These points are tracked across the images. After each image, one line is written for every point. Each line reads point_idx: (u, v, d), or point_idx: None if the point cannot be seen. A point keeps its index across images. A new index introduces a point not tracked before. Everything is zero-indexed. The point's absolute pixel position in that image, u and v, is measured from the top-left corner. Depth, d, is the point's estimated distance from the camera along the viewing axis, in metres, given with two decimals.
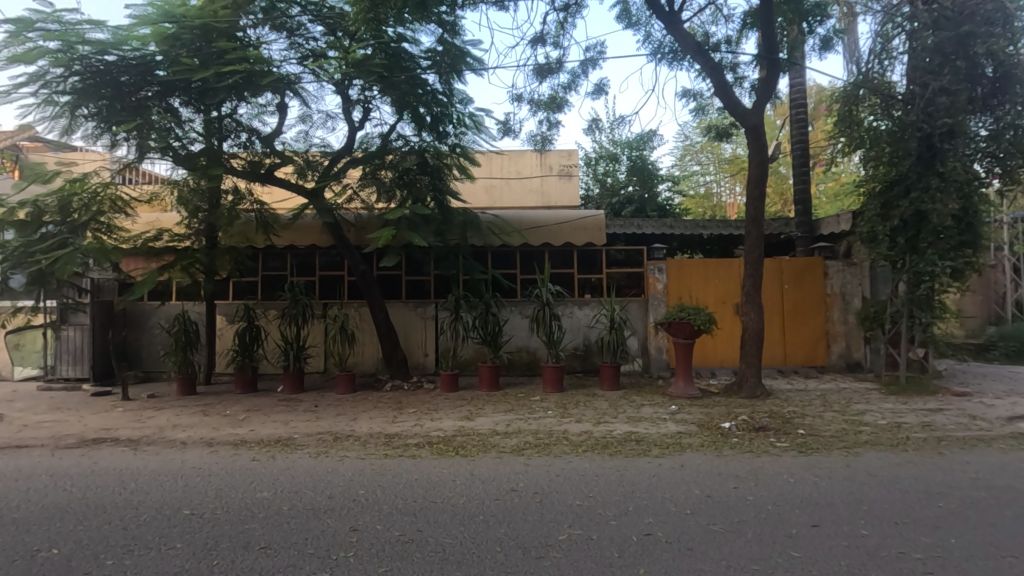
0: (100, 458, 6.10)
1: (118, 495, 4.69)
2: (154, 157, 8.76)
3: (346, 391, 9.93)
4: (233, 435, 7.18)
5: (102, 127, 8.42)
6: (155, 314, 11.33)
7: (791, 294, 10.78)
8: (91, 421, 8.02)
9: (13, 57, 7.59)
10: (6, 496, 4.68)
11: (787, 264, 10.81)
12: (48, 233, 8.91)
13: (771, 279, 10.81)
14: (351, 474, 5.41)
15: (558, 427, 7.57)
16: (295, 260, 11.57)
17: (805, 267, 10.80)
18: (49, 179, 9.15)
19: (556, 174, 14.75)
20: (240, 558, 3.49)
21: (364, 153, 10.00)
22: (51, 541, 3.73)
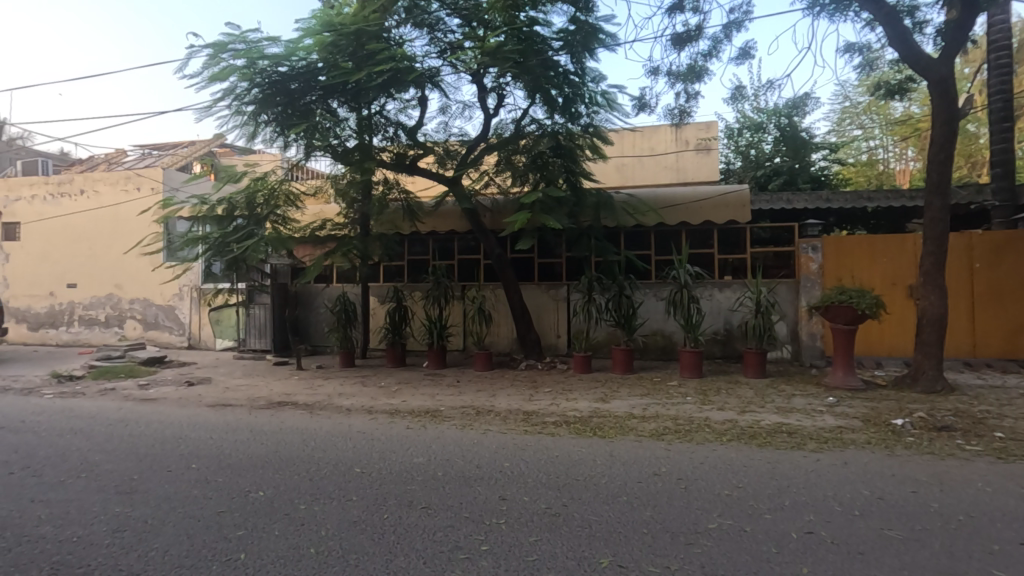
0: (285, 418, 7.11)
1: (303, 451, 5.45)
2: (319, 155, 9.90)
3: (484, 368, 10.43)
4: (389, 405, 7.92)
5: (278, 131, 9.57)
6: (320, 295, 12.83)
7: (985, 274, 9.17)
8: (275, 387, 9.35)
9: (212, 76, 8.87)
10: (221, 445, 5.66)
11: (979, 239, 9.21)
12: (239, 225, 10.40)
13: (957, 257, 9.30)
14: (495, 447, 5.71)
15: (699, 414, 7.27)
16: (436, 245, 12.34)
17: (1004, 242, 9.11)
18: (238, 179, 10.65)
19: (692, 149, 13.96)
20: (405, 515, 3.85)
21: (498, 139, 10.27)
22: (257, 485, 4.43)
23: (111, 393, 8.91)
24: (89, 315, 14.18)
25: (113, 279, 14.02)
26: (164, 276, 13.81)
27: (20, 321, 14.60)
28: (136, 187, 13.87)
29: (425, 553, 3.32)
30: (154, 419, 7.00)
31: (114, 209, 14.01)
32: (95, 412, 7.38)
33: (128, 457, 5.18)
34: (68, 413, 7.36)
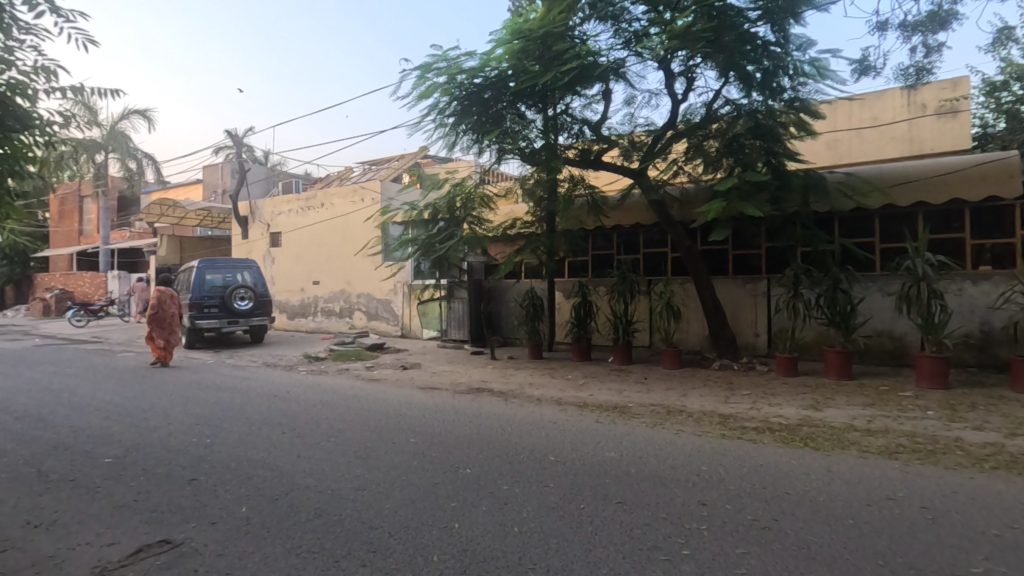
0: (483, 403, 7.70)
1: (502, 435, 5.83)
2: (509, 158, 10.51)
3: (672, 366, 10.02)
4: (577, 397, 8.07)
5: (474, 139, 10.31)
6: (511, 290, 13.62)
7: None
8: (473, 375, 10.18)
9: (419, 95, 9.87)
10: (433, 424, 6.34)
11: None
12: (441, 227, 11.52)
13: None
14: (690, 448, 5.44)
15: (946, 433, 6.02)
16: (621, 240, 12.20)
17: None
18: (441, 185, 11.76)
19: (932, 113, 11.59)
20: (600, 508, 3.88)
21: (687, 126, 9.76)
22: (465, 462, 4.87)
23: (346, 373, 10.62)
24: (329, 306, 17.05)
25: (345, 277, 16.65)
26: (382, 273, 15.96)
27: (282, 311, 18.19)
28: (361, 198, 16.24)
29: (623, 548, 3.30)
30: (379, 397, 8.15)
31: (346, 218, 16.61)
32: (336, 388, 8.85)
33: (362, 427, 6.10)
34: (317, 387, 8.96)
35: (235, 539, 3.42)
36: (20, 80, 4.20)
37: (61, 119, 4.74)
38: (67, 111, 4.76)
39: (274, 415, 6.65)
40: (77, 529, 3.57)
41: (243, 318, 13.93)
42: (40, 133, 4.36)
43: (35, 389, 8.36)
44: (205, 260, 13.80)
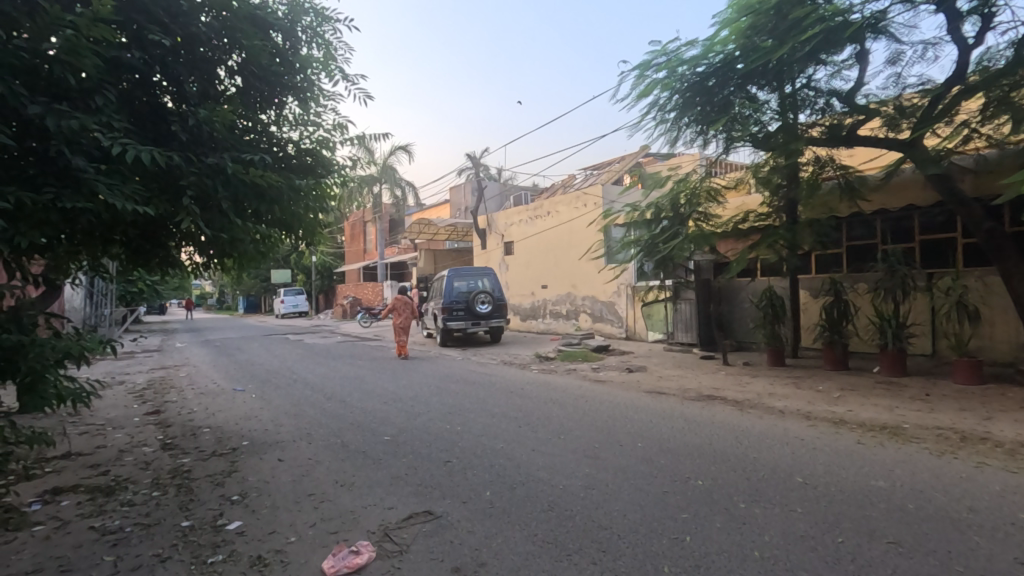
0: (715, 412, 7.22)
1: (737, 449, 5.37)
2: (739, 146, 9.75)
3: (968, 381, 7.96)
4: (831, 412, 6.99)
5: (698, 131, 9.79)
6: (745, 289, 12.49)
7: None
8: (703, 381, 9.59)
9: (638, 95, 9.68)
10: (660, 430, 6.18)
11: None
12: (664, 227, 11.15)
13: None
14: (999, 488, 4.24)
15: None
16: (887, 226, 10.21)
17: None
18: (663, 183, 11.32)
19: None
20: (866, 546, 3.29)
21: (985, 76, 7.64)
22: (696, 473, 4.62)
23: (573, 373, 11.03)
24: (556, 309, 17.96)
25: (571, 280, 17.35)
26: (606, 276, 16.20)
27: (516, 313, 19.81)
28: (584, 204, 16.76)
29: None
30: (605, 398, 8.27)
31: (570, 224, 17.33)
32: (565, 387, 9.28)
33: (590, 427, 6.28)
34: (548, 386, 9.51)
35: (481, 519, 3.83)
36: (325, 136, 5.43)
37: (351, 163, 5.97)
38: (355, 156, 5.98)
39: (512, 410, 7.29)
40: (367, 492, 4.44)
41: (483, 320, 15.56)
42: (337, 175, 5.58)
43: (339, 376, 10.67)
44: (453, 269, 15.85)
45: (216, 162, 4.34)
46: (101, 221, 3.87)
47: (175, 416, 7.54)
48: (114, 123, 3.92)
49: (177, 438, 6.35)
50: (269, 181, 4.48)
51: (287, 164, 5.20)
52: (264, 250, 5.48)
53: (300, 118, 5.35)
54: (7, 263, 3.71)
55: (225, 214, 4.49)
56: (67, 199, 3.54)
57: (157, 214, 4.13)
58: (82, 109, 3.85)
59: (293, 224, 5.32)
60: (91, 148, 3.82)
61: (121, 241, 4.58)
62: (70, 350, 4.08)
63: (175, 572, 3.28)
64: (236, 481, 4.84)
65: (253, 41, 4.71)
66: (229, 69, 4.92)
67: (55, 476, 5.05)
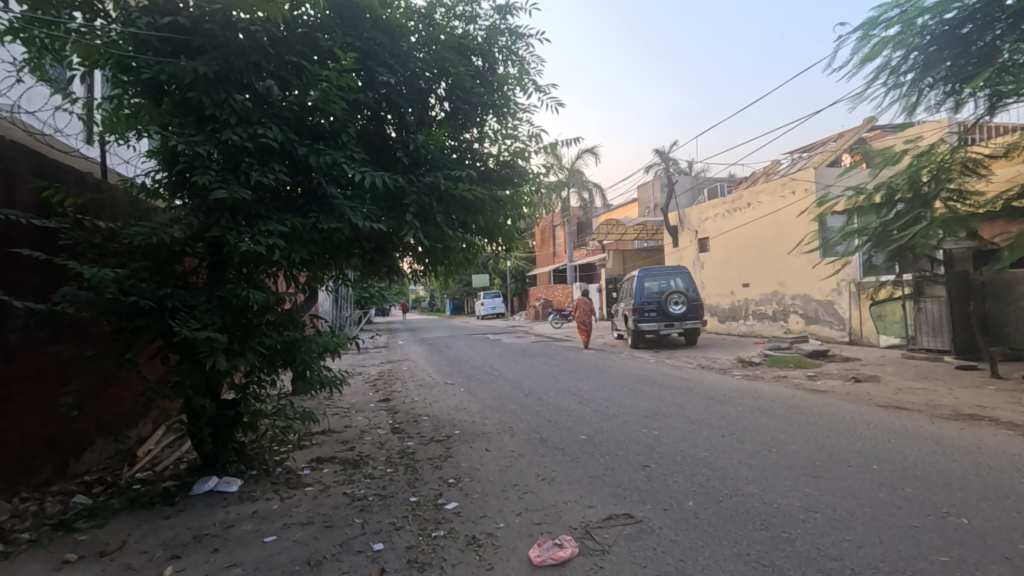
0: (981, 435, 5.83)
1: (1021, 484, 4.24)
2: (1011, 102, 7.79)
3: None
4: None
5: (948, 90, 8.04)
6: (1022, 283, 9.89)
7: None
8: (962, 396, 7.82)
9: (863, 59, 8.30)
10: (902, 451, 5.21)
11: None
12: (900, 210, 9.35)
13: None
14: None
15: None
16: None
17: None
18: (897, 158, 9.52)
19: None
20: None
21: None
22: (958, 509, 3.76)
23: (783, 380, 9.93)
24: (761, 309, 16.36)
25: (778, 277, 15.65)
26: (822, 271, 14.26)
27: (713, 314, 18.57)
28: (792, 191, 14.99)
29: None
30: (826, 410, 7.27)
31: (775, 215, 15.65)
32: (774, 396, 8.38)
33: (808, 441, 5.57)
34: (754, 393, 8.70)
35: (685, 529, 3.66)
36: (521, 146, 5.76)
37: (545, 170, 6.24)
38: (547, 163, 6.23)
39: (712, 417, 6.84)
40: (568, 488, 4.56)
41: (677, 322, 14.91)
42: (532, 183, 5.86)
43: (534, 374, 11.20)
44: (644, 269, 15.46)
45: (431, 180, 4.91)
46: (348, 237, 4.65)
47: (401, 404, 8.68)
48: (353, 155, 4.67)
49: (404, 424, 7.30)
50: (474, 193, 4.91)
51: (489, 176, 5.64)
52: (470, 257, 6.00)
53: (498, 133, 5.74)
54: (285, 275, 4.68)
55: (439, 225, 5.05)
56: (325, 221, 4.34)
57: (388, 230, 4.81)
58: (333, 146, 4.66)
59: (494, 232, 5.74)
60: (340, 178, 4.62)
61: (360, 254, 5.44)
62: (328, 345, 4.98)
63: (407, 540, 3.77)
64: (451, 465, 5.38)
65: (458, 68, 5.22)
66: (438, 96, 5.51)
67: (318, 447, 6.20)
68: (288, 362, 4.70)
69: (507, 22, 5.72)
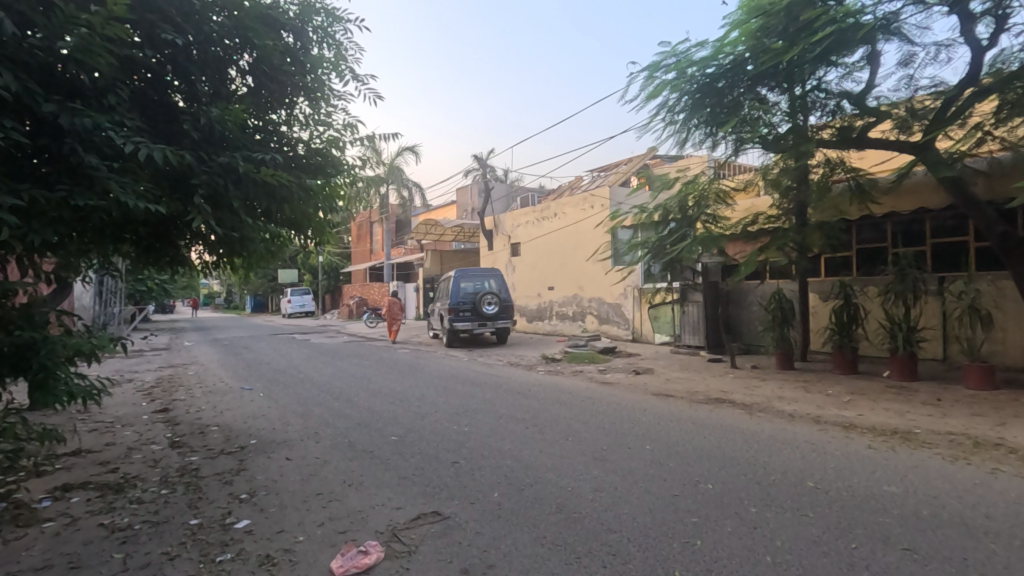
0: (724, 415, 7.17)
1: (749, 452, 5.32)
2: (749, 148, 9.70)
3: (980, 387, 7.87)
4: (840, 416, 6.91)
5: (707, 132, 9.68)
6: (753, 292, 12.46)
7: None
8: (711, 383, 9.54)
9: (648, 95, 9.62)
10: (669, 432, 6.14)
11: None
12: (672, 228, 11.06)
13: None
14: (1014, 495, 4.12)
15: None
16: (897, 229, 10.15)
17: None
18: (671, 184, 11.27)
19: None
20: (880, 552, 3.21)
21: (995, 78, 7.63)
22: (706, 477, 4.56)
23: (580, 375, 11.01)
24: (563, 311, 17.92)
25: (578, 282, 17.31)
26: (613, 278, 16.16)
27: (523, 314, 19.79)
28: (591, 205, 16.72)
29: None
30: (613, 400, 8.24)
31: (577, 226, 17.29)
32: (572, 389, 9.21)
33: (597, 429, 6.25)
34: (555, 387, 9.45)
35: (489, 520, 3.81)
36: (335, 136, 5.44)
37: (361, 163, 5.98)
38: (364, 156, 5.98)
39: (518, 411, 7.26)
40: (376, 491, 4.43)
41: (490, 321, 15.55)
42: (347, 175, 5.57)
43: (345, 376, 10.69)
44: (460, 270, 15.83)
45: (228, 161, 4.34)
46: (114, 219, 3.89)
47: (183, 414, 7.54)
48: (125, 122, 3.94)
49: (187, 436, 6.38)
50: (280, 180, 4.48)
51: (297, 164, 5.22)
52: (274, 249, 5.49)
53: (311, 119, 5.37)
54: (19, 260, 3.73)
55: (236, 212, 4.50)
56: (81, 197, 3.56)
57: (169, 213, 4.14)
58: (95, 108, 3.86)
59: (303, 224, 5.32)
60: (104, 147, 3.83)
61: (132, 238, 4.60)
62: (82, 347, 4.11)
63: (183, 570, 3.29)
64: (244, 479, 4.85)
65: (264, 42, 4.72)
66: (240, 69, 4.95)
67: (66, 472, 5.08)
68: (20, 370, 3.75)
69: (322, 2, 5.35)
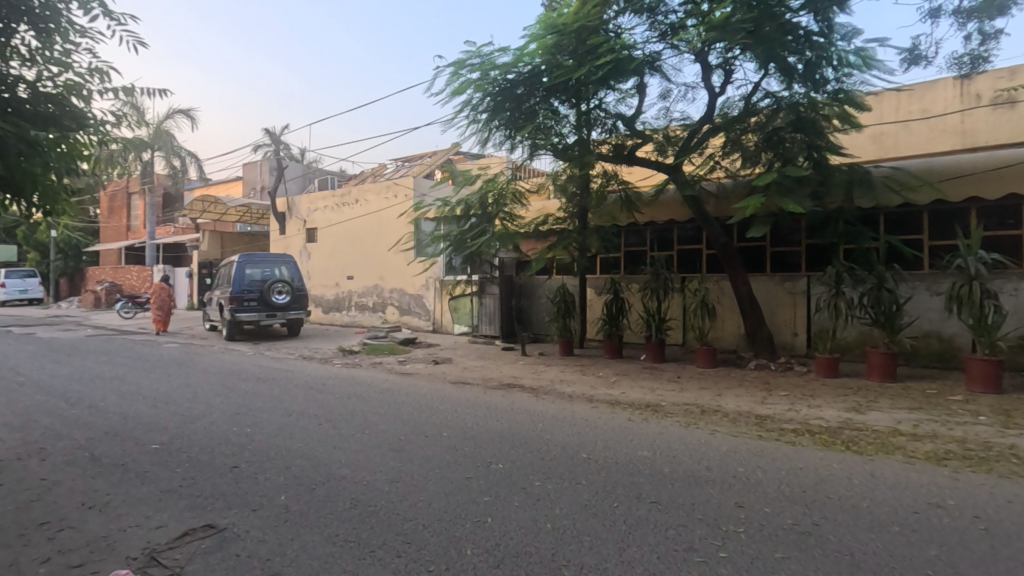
0: (515, 399, 7.73)
1: (535, 431, 5.83)
2: (542, 153, 10.57)
3: (706, 365, 9.84)
4: (609, 395, 8.00)
5: (506, 134, 10.26)
6: (542, 286, 13.64)
7: None
8: (504, 370, 10.20)
9: (453, 91, 9.81)
10: (465, 418, 6.39)
11: None
12: (473, 223, 11.50)
13: None
14: (726, 449, 5.26)
15: (1000, 440, 5.74)
16: (654, 236, 12.09)
17: None
18: (472, 181, 11.71)
19: (986, 104, 10.79)
20: (635, 507, 3.80)
21: (723, 119, 9.56)
22: (497, 458, 4.87)
23: (379, 366, 10.78)
24: (363, 301, 17.34)
25: (379, 272, 16.91)
26: (415, 269, 16.16)
27: (318, 305, 18.61)
28: (395, 194, 16.46)
29: (658, 549, 3.21)
30: (411, 391, 8.25)
31: (379, 214, 16.86)
32: (370, 382, 8.98)
33: (396, 420, 6.21)
34: (353, 380, 9.11)
35: (275, 526, 3.52)
36: (76, 82, 4.41)
37: (114, 119, 4.95)
38: (119, 111, 4.96)
39: (311, 406, 6.82)
40: (128, 511, 3.75)
41: (280, 312, 14.25)
42: (94, 132, 4.55)
43: (86, 376, 8.79)
44: (245, 254, 14.22)
45: None
46: None
47: None
48: None
49: None
50: None
51: (15, 109, 4.10)
52: None
53: (38, 54, 4.26)
54: None
55: None
56: None
57: None
58: None
59: (24, 186, 4.20)
60: None
61: None
62: None
63: None
64: None
65: None
66: None
67: None
68: None
69: None
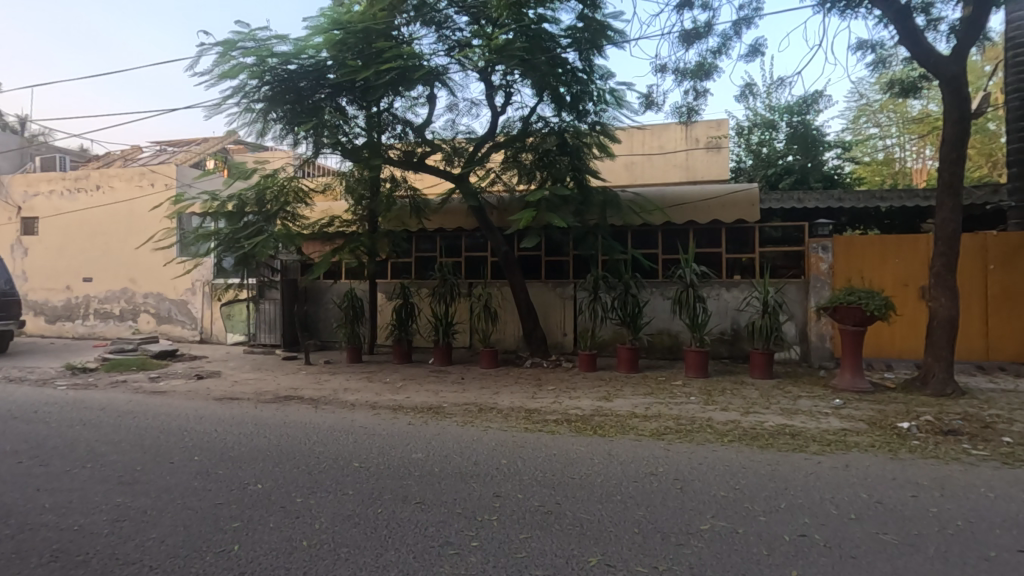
0: (290, 412, 7.22)
1: (306, 445, 5.53)
2: (328, 152, 10.03)
3: (489, 366, 10.45)
4: (392, 400, 7.98)
5: (287, 128, 9.54)
6: (329, 291, 13.00)
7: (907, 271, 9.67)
8: (283, 382, 9.46)
9: (222, 74, 8.82)
10: (225, 438, 5.74)
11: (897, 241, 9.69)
12: (249, 221, 10.46)
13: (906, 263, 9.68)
14: (494, 444, 5.65)
15: (702, 415, 7.25)
16: (444, 242, 12.45)
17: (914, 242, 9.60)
18: (248, 175, 10.67)
19: (702, 147, 13.56)
20: (400, 509, 3.87)
21: (505, 137, 10.30)
22: (257, 478, 4.50)
23: (121, 385, 9.07)
24: (105, 308, 14.46)
25: (128, 273, 14.27)
26: (176, 271, 14.01)
27: (38, 314, 14.95)
28: (150, 183, 14.09)
29: (415, 548, 3.32)
30: (161, 411, 7.13)
31: (127, 205, 14.24)
32: (106, 404, 7.52)
33: (134, 448, 5.29)
34: (80, 404, 7.51)
35: None
36: None
37: None
38: None
39: (8, 442, 5.42)
40: None
41: None
42: None
43: None
44: None
45: None
46: None
47: None
48: None
49: None
50: None
51: None
52: None
53: None
54: None
55: None
56: None
57: None
58: None
59: None
60: None
61: None
62: None
63: None
64: None
65: None
66: None
67: None
68: None
69: None
